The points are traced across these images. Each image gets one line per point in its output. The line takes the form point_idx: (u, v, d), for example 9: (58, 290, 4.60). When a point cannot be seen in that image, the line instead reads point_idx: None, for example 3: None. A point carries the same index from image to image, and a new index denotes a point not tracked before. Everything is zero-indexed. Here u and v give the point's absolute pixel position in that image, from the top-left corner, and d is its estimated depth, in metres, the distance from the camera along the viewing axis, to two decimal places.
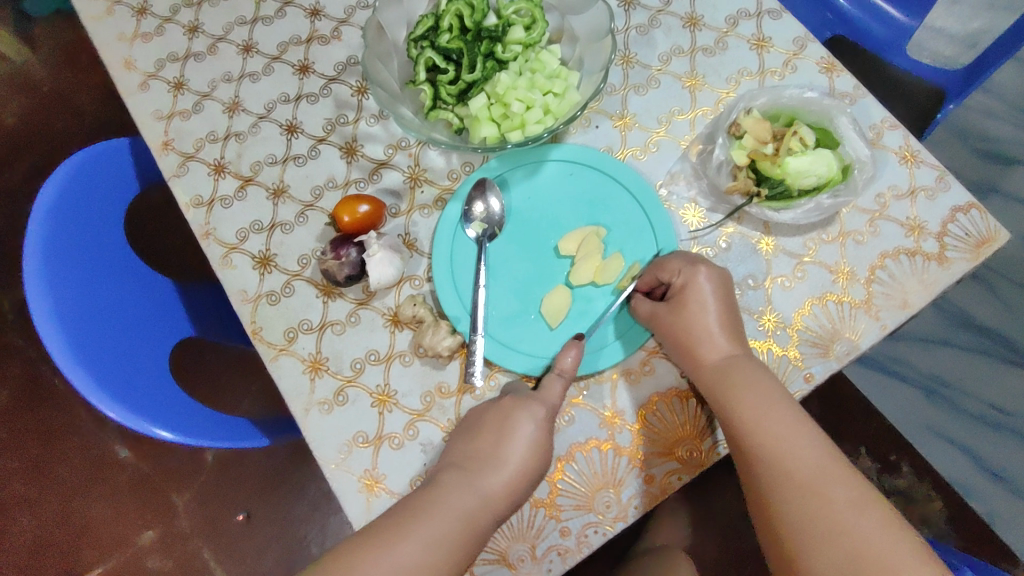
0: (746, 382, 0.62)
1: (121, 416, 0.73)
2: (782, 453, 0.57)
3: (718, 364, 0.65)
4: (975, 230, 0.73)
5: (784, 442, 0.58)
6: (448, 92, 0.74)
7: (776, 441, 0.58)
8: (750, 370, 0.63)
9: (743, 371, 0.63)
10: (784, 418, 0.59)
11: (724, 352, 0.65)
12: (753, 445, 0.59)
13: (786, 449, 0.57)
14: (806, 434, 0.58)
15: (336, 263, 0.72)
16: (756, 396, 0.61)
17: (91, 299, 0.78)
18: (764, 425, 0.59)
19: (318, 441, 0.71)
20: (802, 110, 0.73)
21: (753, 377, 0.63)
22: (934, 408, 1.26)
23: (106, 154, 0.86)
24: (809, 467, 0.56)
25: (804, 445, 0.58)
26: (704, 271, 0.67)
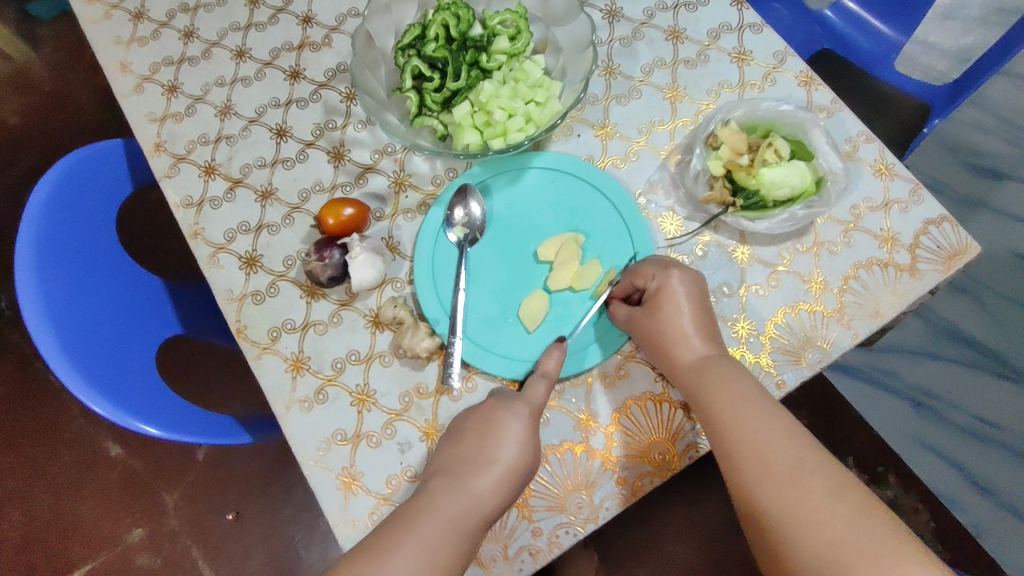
0: (721, 382, 0.62)
1: (106, 410, 0.74)
2: (759, 449, 0.57)
3: (693, 365, 0.65)
4: (947, 243, 0.74)
5: (759, 439, 0.57)
6: (433, 99, 0.76)
7: (752, 437, 0.58)
8: (728, 370, 0.63)
9: (717, 371, 0.63)
10: (758, 413, 0.59)
11: (700, 354, 0.65)
12: (729, 444, 0.59)
13: (761, 445, 0.57)
14: (782, 428, 0.58)
15: (319, 264, 0.74)
16: (731, 395, 0.61)
17: (81, 296, 0.80)
18: (740, 423, 0.59)
19: (298, 438, 0.73)
20: (779, 122, 0.75)
21: (729, 377, 0.63)
22: (923, 421, 1.27)
23: (100, 155, 0.88)
24: (785, 462, 0.55)
25: (781, 439, 0.57)
26: (677, 275, 0.68)
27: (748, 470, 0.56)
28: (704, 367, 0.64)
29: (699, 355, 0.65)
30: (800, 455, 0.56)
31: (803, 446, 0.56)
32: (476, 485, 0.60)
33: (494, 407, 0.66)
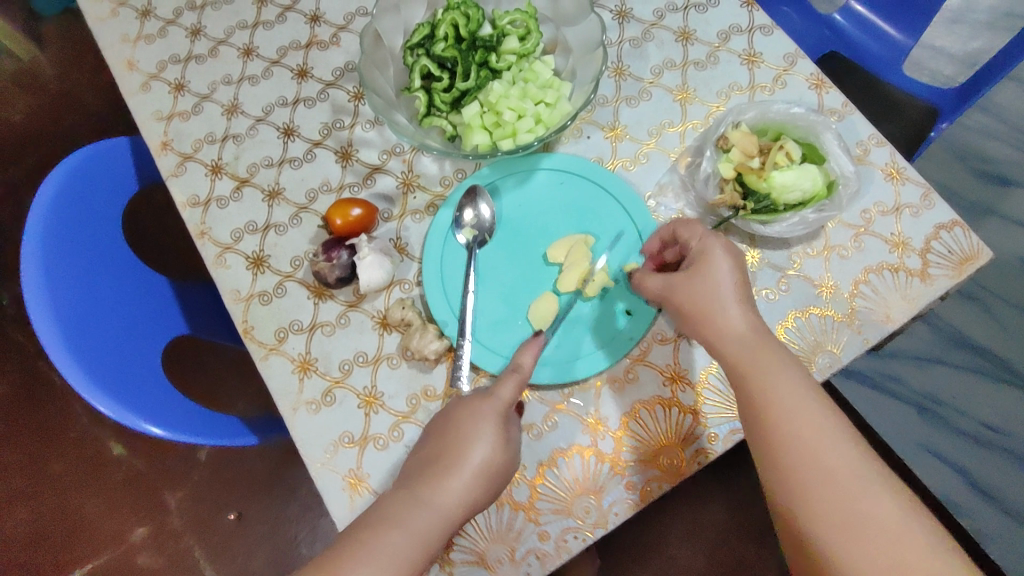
0: (777, 383, 0.57)
1: (112, 411, 0.74)
2: (818, 462, 0.53)
3: (746, 361, 0.59)
4: (958, 248, 0.74)
5: (820, 451, 0.53)
6: (442, 99, 0.75)
7: (811, 448, 0.54)
8: (782, 367, 0.58)
9: (772, 369, 0.58)
10: (820, 425, 0.55)
11: (751, 346, 0.60)
12: (784, 452, 0.54)
13: (821, 458, 0.53)
14: (843, 441, 0.54)
15: (327, 265, 0.74)
16: (788, 401, 0.56)
17: (87, 296, 0.80)
18: (796, 432, 0.55)
19: (305, 440, 0.72)
20: (788, 125, 0.74)
21: (785, 378, 0.58)
22: (930, 427, 1.26)
23: (107, 153, 0.88)
24: (848, 479, 0.52)
25: (843, 454, 0.53)
26: (722, 246, 0.64)
27: (806, 483, 0.53)
28: (746, 355, 0.60)
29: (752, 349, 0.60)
30: (862, 473, 0.52)
31: (865, 462, 0.53)
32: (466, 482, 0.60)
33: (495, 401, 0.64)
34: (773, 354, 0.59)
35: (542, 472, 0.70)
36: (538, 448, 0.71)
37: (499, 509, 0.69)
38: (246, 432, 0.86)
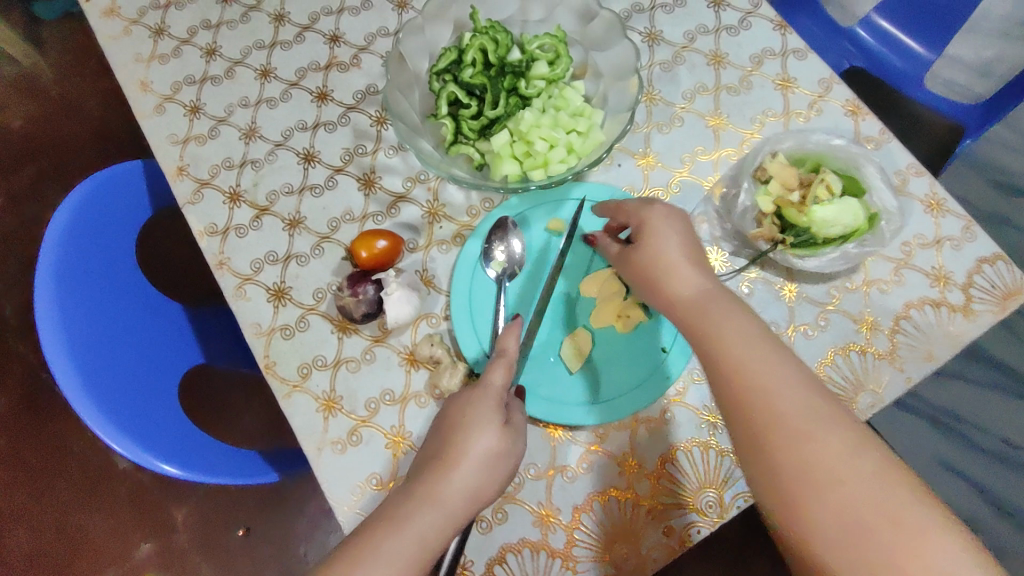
0: (779, 393, 0.50)
1: (129, 451, 0.71)
2: (833, 487, 0.45)
3: (741, 370, 0.52)
4: (1001, 282, 0.72)
5: (833, 472, 0.46)
6: (470, 127, 0.73)
7: (822, 470, 0.46)
8: (781, 367, 0.51)
9: (771, 375, 0.51)
10: (834, 439, 0.47)
11: (748, 350, 0.53)
12: (789, 480, 0.47)
13: (835, 481, 0.46)
14: (864, 455, 0.46)
15: (353, 301, 0.71)
16: (793, 416, 0.49)
17: (102, 328, 0.77)
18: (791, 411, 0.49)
19: (331, 482, 0.70)
20: (829, 156, 0.72)
21: (788, 387, 0.50)
22: (948, 443, 1.22)
23: (120, 177, 0.85)
24: (871, 504, 0.44)
25: (863, 472, 0.46)
26: None
27: (821, 514, 0.45)
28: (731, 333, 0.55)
29: (750, 353, 0.52)
30: (888, 494, 0.44)
31: (892, 478, 0.45)
32: (471, 472, 0.57)
33: (489, 386, 0.62)
34: (772, 353, 0.52)
35: (577, 517, 0.68)
36: (573, 491, 0.69)
37: (534, 555, 0.67)
38: (264, 466, 0.83)
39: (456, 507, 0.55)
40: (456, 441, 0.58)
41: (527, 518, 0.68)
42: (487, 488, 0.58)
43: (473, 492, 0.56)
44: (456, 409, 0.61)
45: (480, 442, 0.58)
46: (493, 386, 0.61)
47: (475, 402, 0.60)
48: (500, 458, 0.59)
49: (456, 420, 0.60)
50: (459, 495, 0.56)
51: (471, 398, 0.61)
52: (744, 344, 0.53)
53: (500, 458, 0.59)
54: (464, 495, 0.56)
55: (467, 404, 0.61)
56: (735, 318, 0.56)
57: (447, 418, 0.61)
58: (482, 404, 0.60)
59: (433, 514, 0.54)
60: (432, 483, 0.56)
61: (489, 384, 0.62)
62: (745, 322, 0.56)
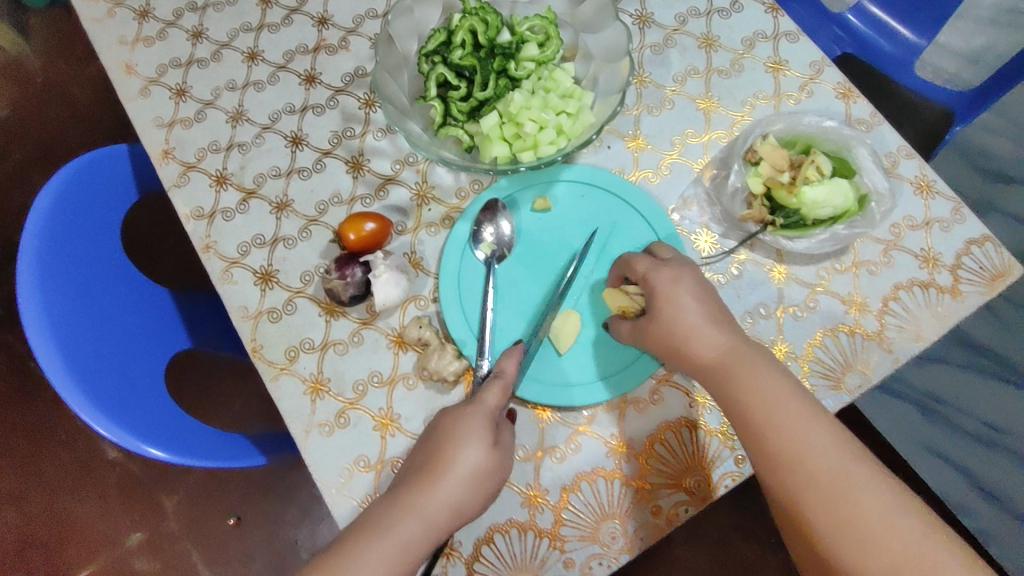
0: (811, 451, 0.53)
1: (115, 434, 0.71)
2: (874, 546, 0.49)
3: (773, 428, 0.55)
4: (990, 264, 0.72)
5: (873, 532, 0.50)
6: (459, 109, 0.72)
7: (861, 526, 0.50)
8: (811, 421, 0.55)
9: (800, 430, 0.54)
10: (871, 498, 0.51)
11: (775, 406, 0.55)
12: (830, 537, 0.51)
13: (878, 542, 0.49)
14: (902, 516, 0.50)
15: (341, 283, 0.71)
16: (828, 474, 0.52)
17: (88, 313, 0.76)
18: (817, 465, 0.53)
19: (318, 464, 0.70)
20: (820, 138, 0.72)
21: (820, 444, 0.53)
22: (931, 427, 1.26)
23: (104, 160, 0.84)
24: (910, 559, 0.48)
25: (900, 529, 0.50)
26: None
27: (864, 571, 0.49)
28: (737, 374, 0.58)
29: (780, 407, 0.55)
30: (926, 551, 0.49)
31: (929, 537, 0.49)
32: (454, 486, 0.57)
33: (481, 404, 0.61)
34: (798, 407, 0.55)
35: (565, 497, 0.68)
36: (561, 471, 0.69)
37: (521, 536, 0.67)
38: (252, 449, 0.83)
39: (438, 515, 0.56)
40: (445, 455, 0.59)
41: (516, 499, 0.68)
42: (471, 502, 0.58)
43: (454, 506, 0.57)
44: (448, 422, 0.61)
45: (468, 457, 0.58)
46: (486, 404, 0.61)
47: (466, 417, 0.60)
48: (487, 474, 0.59)
49: (447, 432, 0.60)
50: (441, 506, 0.56)
51: (462, 413, 0.61)
52: (771, 399, 0.56)
53: (487, 475, 0.59)
54: (447, 508, 0.57)
55: (458, 417, 0.61)
56: (761, 370, 0.58)
57: (439, 429, 0.61)
58: (474, 420, 0.60)
59: (414, 522, 0.55)
60: (417, 493, 0.57)
61: (482, 401, 0.61)
62: (764, 369, 0.58)
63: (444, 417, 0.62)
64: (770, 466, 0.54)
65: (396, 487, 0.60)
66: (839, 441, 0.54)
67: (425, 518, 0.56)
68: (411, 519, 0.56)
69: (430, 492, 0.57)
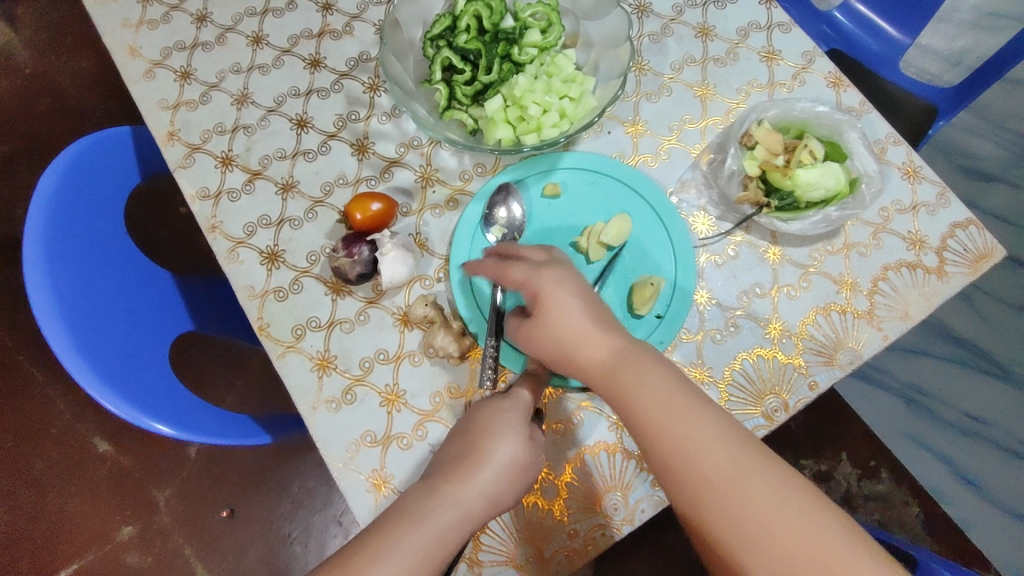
0: (691, 446, 0.49)
1: (121, 409, 0.71)
2: (767, 540, 0.46)
3: (650, 412, 0.51)
4: (973, 246, 0.75)
5: (760, 521, 0.47)
6: (464, 93, 0.73)
7: (750, 523, 0.47)
8: (683, 406, 0.51)
9: (687, 429, 0.50)
10: (764, 493, 0.47)
11: (664, 399, 0.51)
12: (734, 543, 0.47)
13: (759, 518, 0.47)
14: (815, 519, 0.47)
15: (348, 261, 0.72)
16: (706, 461, 0.49)
17: (93, 290, 0.76)
18: (678, 433, 0.50)
19: (326, 439, 0.71)
20: (812, 123, 0.75)
21: (694, 431, 0.50)
22: (915, 418, 1.26)
23: (109, 142, 0.85)
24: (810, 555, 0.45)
25: (786, 512, 0.47)
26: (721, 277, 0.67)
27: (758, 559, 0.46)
28: None
29: (667, 412, 0.51)
30: (819, 538, 0.46)
31: (820, 521, 0.47)
32: (489, 478, 0.57)
33: (517, 400, 0.64)
34: (683, 403, 0.51)
35: (569, 470, 0.70)
36: (564, 445, 0.71)
37: (527, 508, 0.69)
38: (257, 430, 0.84)
39: (473, 506, 0.55)
40: (482, 449, 0.59)
41: None
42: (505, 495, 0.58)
43: (490, 497, 0.57)
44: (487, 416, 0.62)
45: (504, 450, 0.58)
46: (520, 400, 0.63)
47: (502, 413, 0.62)
48: (523, 469, 0.59)
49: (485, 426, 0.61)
50: (477, 497, 0.56)
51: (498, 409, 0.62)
52: (660, 402, 0.51)
53: (525, 470, 0.59)
54: (483, 499, 0.56)
55: (495, 413, 0.62)
56: (644, 366, 0.54)
57: (475, 423, 0.62)
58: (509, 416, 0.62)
59: (450, 513, 0.54)
60: (455, 483, 0.56)
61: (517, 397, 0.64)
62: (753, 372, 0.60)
63: (482, 412, 0.64)
64: (650, 440, 0.51)
65: (431, 476, 0.59)
66: (712, 424, 0.50)
67: (459, 508, 0.55)
68: (446, 510, 0.54)
69: (467, 482, 0.56)
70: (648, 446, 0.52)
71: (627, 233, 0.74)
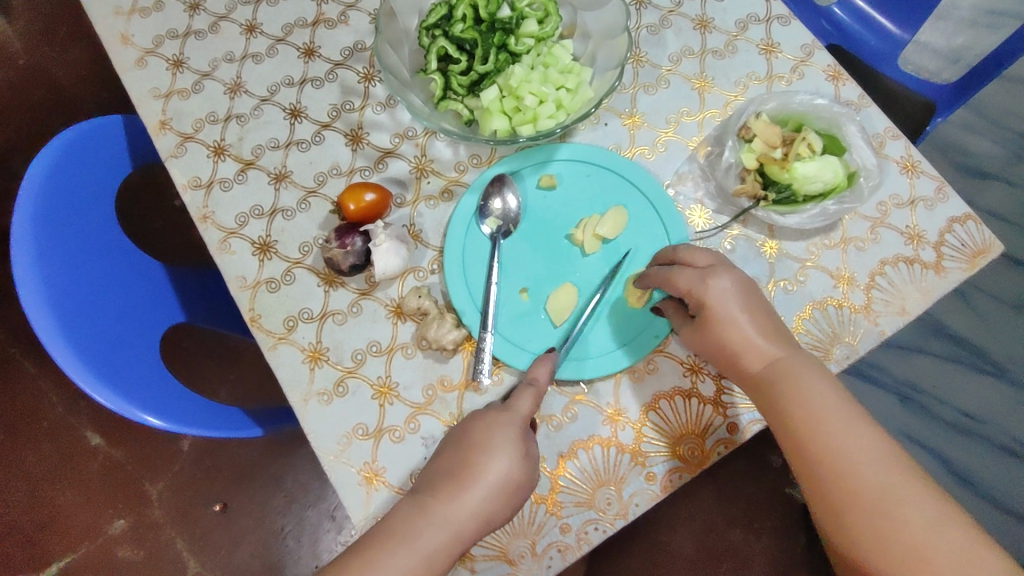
0: (848, 461, 0.54)
1: (110, 401, 0.70)
2: (914, 562, 0.49)
3: (810, 426, 0.56)
4: (971, 241, 0.74)
5: (910, 543, 0.50)
6: (459, 83, 0.72)
7: (899, 542, 0.50)
8: (858, 429, 0.55)
9: (842, 446, 0.54)
10: (915, 513, 0.51)
11: (825, 415, 0.56)
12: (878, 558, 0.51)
13: (908, 539, 0.50)
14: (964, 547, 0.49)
15: (341, 252, 0.71)
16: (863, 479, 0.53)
17: (83, 281, 0.75)
18: (839, 449, 0.54)
19: (317, 432, 0.70)
20: (811, 116, 0.74)
21: (860, 448, 0.54)
22: (909, 414, 1.24)
23: (101, 131, 0.84)
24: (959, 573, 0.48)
25: (934, 537, 0.50)
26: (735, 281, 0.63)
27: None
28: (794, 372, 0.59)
29: (829, 428, 0.55)
30: (967, 564, 0.49)
31: (969, 549, 0.49)
32: (483, 495, 0.58)
33: (513, 411, 0.62)
34: (844, 421, 0.55)
35: (562, 464, 0.69)
36: (557, 440, 0.70)
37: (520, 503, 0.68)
38: (249, 422, 0.83)
39: (464, 526, 0.57)
40: (476, 462, 0.59)
41: None
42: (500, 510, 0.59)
43: (483, 515, 0.58)
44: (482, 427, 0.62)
45: (498, 466, 0.59)
46: (517, 411, 0.62)
47: (499, 426, 0.61)
48: (518, 486, 0.60)
49: (480, 439, 0.61)
50: (469, 518, 0.57)
51: (494, 421, 0.62)
52: (816, 406, 0.57)
53: (520, 486, 0.60)
54: (475, 518, 0.58)
55: (491, 424, 0.62)
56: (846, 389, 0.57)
57: (472, 434, 0.62)
58: (505, 427, 0.61)
59: (441, 533, 0.57)
60: (445, 501, 0.58)
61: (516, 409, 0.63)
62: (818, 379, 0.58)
63: (477, 422, 0.63)
64: (803, 451, 0.56)
65: (426, 487, 0.60)
66: (879, 446, 0.54)
67: (449, 529, 0.57)
68: (436, 529, 0.57)
69: (459, 500, 0.58)
70: (795, 453, 0.57)
71: (623, 226, 0.74)
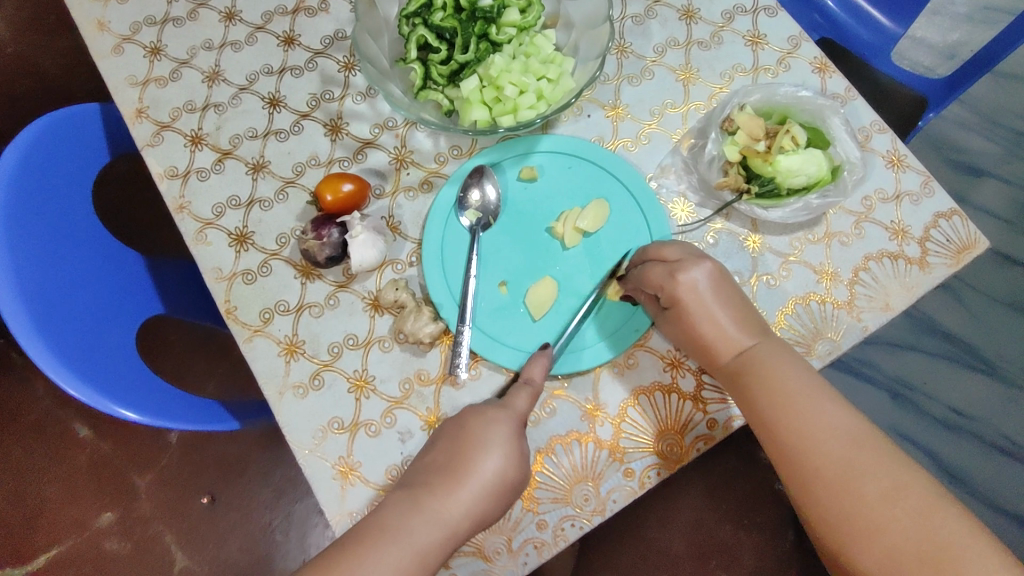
0: (809, 438, 0.54)
1: (83, 394, 0.69)
2: (873, 534, 0.49)
3: (774, 405, 0.56)
4: (956, 237, 0.73)
5: (870, 517, 0.49)
6: (439, 72, 0.71)
7: (861, 516, 0.49)
8: (821, 407, 0.55)
9: (803, 424, 0.54)
10: (872, 489, 0.50)
11: (789, 395, 0.56)
12: (839, 532, 0.50)
13: (867, 512, 0.49)
14: (932, 518, 0.48)
15: (317, 243, 0.70)
16: (823, 456, 0.53)
17: (57, 272, 0.74)
18: (799, 427, 0.54)
19: (292, 425, 0.69)
20: (795, 109, 0.73)
21: (822, 426, 0.54)
22: (898, 410, 1.23)
23: (76, 119, 0.82)
24: (915, 548, 0.47)
25: (895, 510, 0.49)
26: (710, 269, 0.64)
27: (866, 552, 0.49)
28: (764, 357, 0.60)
29: (789, 407, 0.55)
30: (932, 533, 0.47)
31: (935, 520, 0.48)
32: (474, 494, 0.57)
33: (511, 409, 0.62)
34: (807, 400, 0.56)
35: (540, 460, 0.69)
36: (534, 435, 0.69)
37: None
38: (227, 415, 0.82)
39: (458, 525, 0.56)
40: (470, 460, 0.59)
41: None
42: (491, 510, 0.59)
43: (475, 514, 0.57)
44: (476, 424, 0.61)
45: (491, 464, 0.58)
46: (515, 408, 0.63)
47: (497, 422, 0.61)
48: (510, 486, 0.59)
49: (476, 435, 0.60)
50: (463, 516, 0.56)
51: (492, 417, 0.61)
52: (781, 386, 0.57)
53: (512, 486, 0.59)
54: (468, 518, 0.56)
55: (488, 421, 0.61)
56: (805, 371, 0.58)
57: (466, 431, 0.61)
58: (500, 425, 0.61)
59: (433, 533, 0.55)
60: (438, 497, 0.57)
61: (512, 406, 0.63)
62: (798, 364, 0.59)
63: (472, 417, 0.62)
64: (768, 432, 0.56)
65: (415, 485, 0.59)
66: (842, 423, 0.54)
67: (444, 525, 0.55)
68: (430, 528, 0.55)
69: (452, 498, 0.57)
70: (762, 434, 0.57)
71: (604, 219, 0.73)
